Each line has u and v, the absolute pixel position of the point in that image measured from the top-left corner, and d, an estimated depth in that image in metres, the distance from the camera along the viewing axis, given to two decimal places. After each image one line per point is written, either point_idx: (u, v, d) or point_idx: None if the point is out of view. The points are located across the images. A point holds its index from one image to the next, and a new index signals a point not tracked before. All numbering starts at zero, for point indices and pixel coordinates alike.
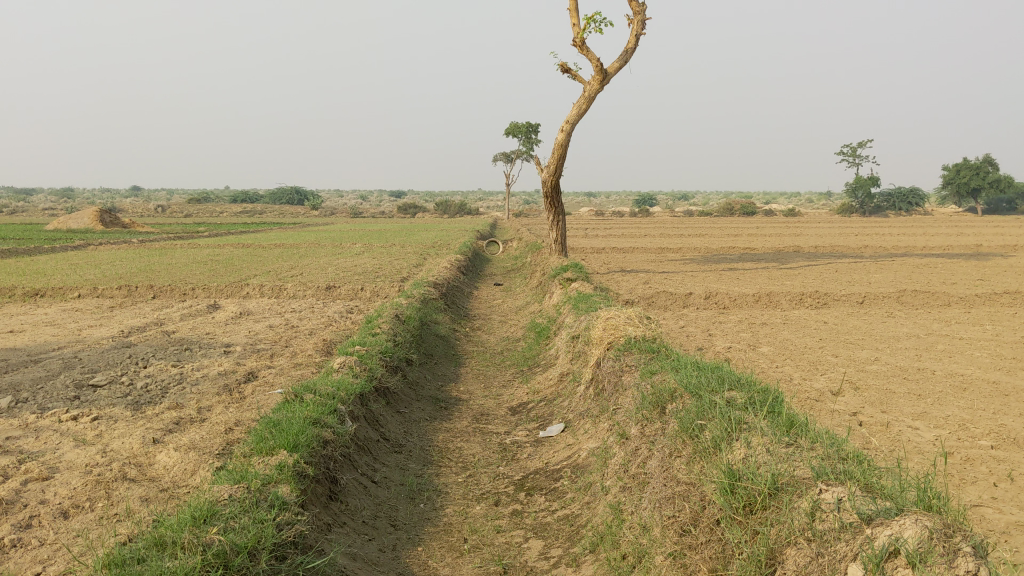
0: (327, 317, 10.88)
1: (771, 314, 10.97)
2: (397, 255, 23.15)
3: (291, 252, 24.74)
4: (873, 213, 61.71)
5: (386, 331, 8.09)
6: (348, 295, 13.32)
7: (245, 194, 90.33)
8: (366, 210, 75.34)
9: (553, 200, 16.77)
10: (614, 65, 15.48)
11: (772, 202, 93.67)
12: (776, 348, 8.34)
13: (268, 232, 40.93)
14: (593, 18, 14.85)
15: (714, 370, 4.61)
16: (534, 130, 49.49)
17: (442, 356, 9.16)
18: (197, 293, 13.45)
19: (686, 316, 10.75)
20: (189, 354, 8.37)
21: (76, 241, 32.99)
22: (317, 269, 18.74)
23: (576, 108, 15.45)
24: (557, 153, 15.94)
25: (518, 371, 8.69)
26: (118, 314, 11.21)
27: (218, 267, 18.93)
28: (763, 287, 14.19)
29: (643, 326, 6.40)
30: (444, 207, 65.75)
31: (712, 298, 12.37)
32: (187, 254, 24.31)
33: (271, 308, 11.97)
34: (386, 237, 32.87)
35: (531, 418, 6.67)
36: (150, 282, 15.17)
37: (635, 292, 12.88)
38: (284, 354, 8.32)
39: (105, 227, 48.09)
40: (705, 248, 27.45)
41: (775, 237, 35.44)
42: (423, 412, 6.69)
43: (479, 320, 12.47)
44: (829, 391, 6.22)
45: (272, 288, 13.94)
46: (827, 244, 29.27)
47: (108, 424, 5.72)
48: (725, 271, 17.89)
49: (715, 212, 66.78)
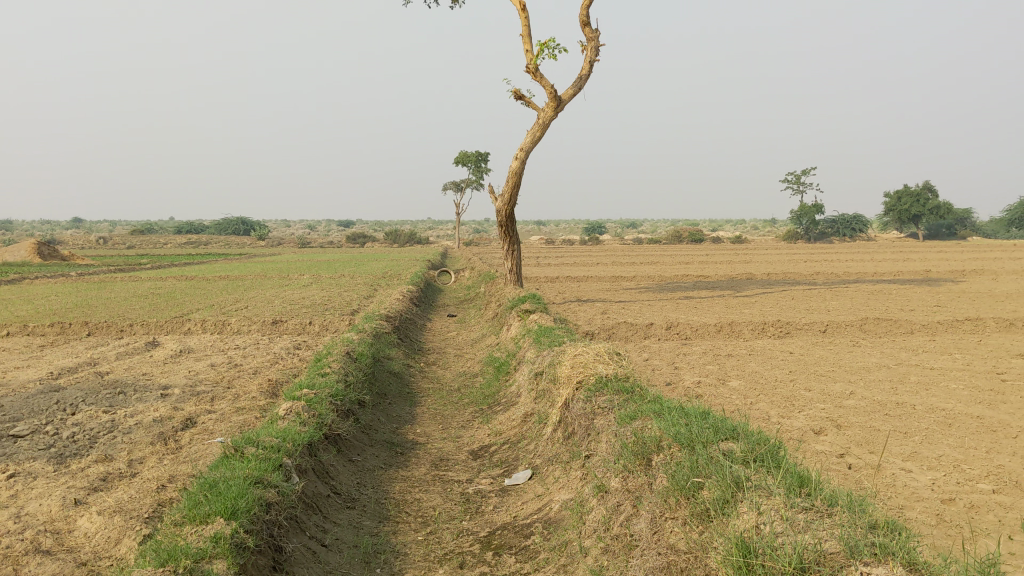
0: (273, 355, 10.31)
1: (736, 346, 10.65)
2: (347, 286, 22.60)
3: (236, 284, 24.04)
4: (819, 240, 62.48)
5: (337, 369, 7.58)
6: (295, 330, 12.75)
7: (190, 225, 88.73)
8: (315, 240, 74.48)
9: (507, 229, 16.39)
10: (568, 92, 15.20)
11: (720, 230, 94.57)
12: (747, 381, 7.98)
13: (213, 263, 40.08)
14: (546, 44, 14.57)
15: (701, 417, 4.20)
16: (484, 159, 49.40)
17: (396, 395, 8.65)
18: (135, 330, 12.78)
19: (650, 349, 10.37)
20: (122, 399, 7.76)
21: (12, 275, 31.82)
22: (264, 302, 18.10)
23: (530, 134, 15.13)
24: (512, 181, 15.59)
25: (477, 411, 8.21)
26: (48, 354, 10.53)
27: (160, 301, 18.19)
28: (724, 317, 13.91)
29: (614, 364, 6.00)
30: (394, 237, 65.26)
31: (673, 328, 12.03)
32: (127, 288, 23.46)
33: (214, 345, 11.36)
34: (335, 269, 32.22)
35: (494, 464, 6.20)
36: (85, 318, 14.42)
37: (595, 324, 12.51)
38: (225, 397, 7.75)
39: (43, 259, 46.71)
40: (659, 276, 27.33)
41: (726, 264, 35.52)
42: (377, 459, 6.19)
43: (434, 355, 11.98)
44: (811, 430, 5.86)
45: (216, 323, 13.33)
46: (780, 271, 29.29)
47: (24, 482, 5.13)
48: (682, 299, 17.64)
49: (663, 239, 67.11)
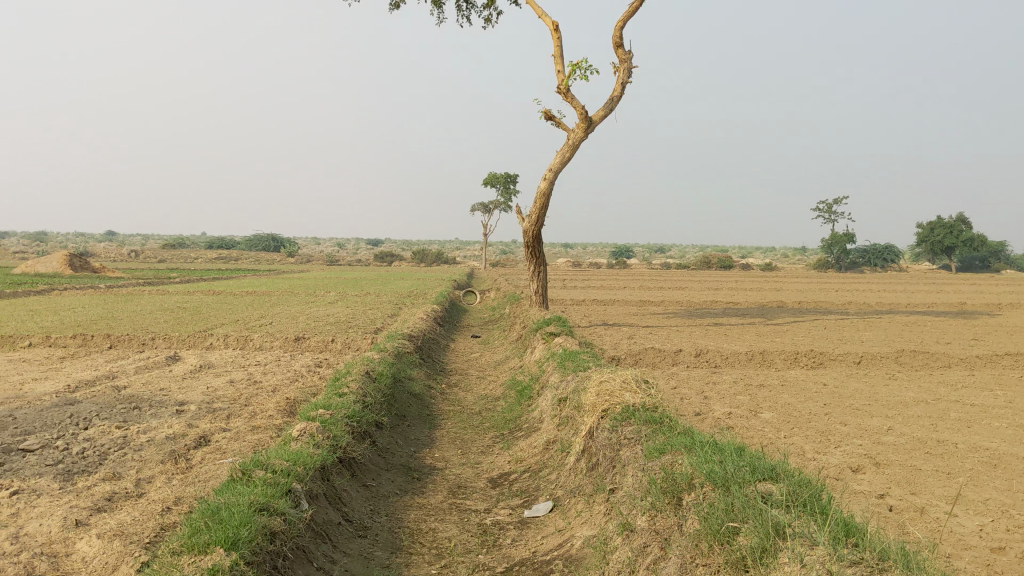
0: (294, 372, 10.14)
1: (767, 375, 10.34)
2: (372, 304, 22.48)
3: (262, 300, 23.99)
4: (849, 269, 61.79)
5: (355, 389, 7.37)
6: (318, 347, 12.58)
7: (220, 240, 89.32)
8: (343, 257, 74.76)
9: (534, 251, 16.18)
10: (600, 114, 15.01)
11: (750, 256, 93.87)
12: (779, 414, 7.70)
13: (240, 279, 40.21)
14: (578, 65, 14.41)
15: (735, 453, 3.95)
16: (513, 180, 49.36)
17: (416, 417, 8.43)
18: (157, 344, 12.68)
19: (678, 376, 10.10)
20: (136, 414, 7.58)
21: (41, 286, 32.04)
22: (288, 318, 17.99)
23: (559, 155, 14.93)
24: (540, 202, 15.39)
25: (498, 436, 7.97)
26: (66, 367, 10.41)
27: (185, 316, 18.13)
28: (755, 345, 13.59)
29: (642, 392, 5.74)
30: (421, 257, 65.30)
31: (702, 356, 11.74)
32: (153, 301, 23.47)
33: (234, 360, 11.21)
34: (361, 286, 32.15)
35: (514, 494, 5.95)
36: (108, 331, 14.35)
37: (622, 349, 12.25)
38: (241, 415, 7.56)
39: (74, 272, 47.07)
40: (687, 301, 26.99)
41: (756, 291, 35.07)
42: (393, 485, 5.96)
43: (456, 376, 11.76)
44: (848, 467, 5.57)
45: (237, 338, 13.20)
46: (811, 299, 28.84)
47: (27, 501, 4.95)
48: (711, 326, 17.32)
49: (692, 265, 66.68)
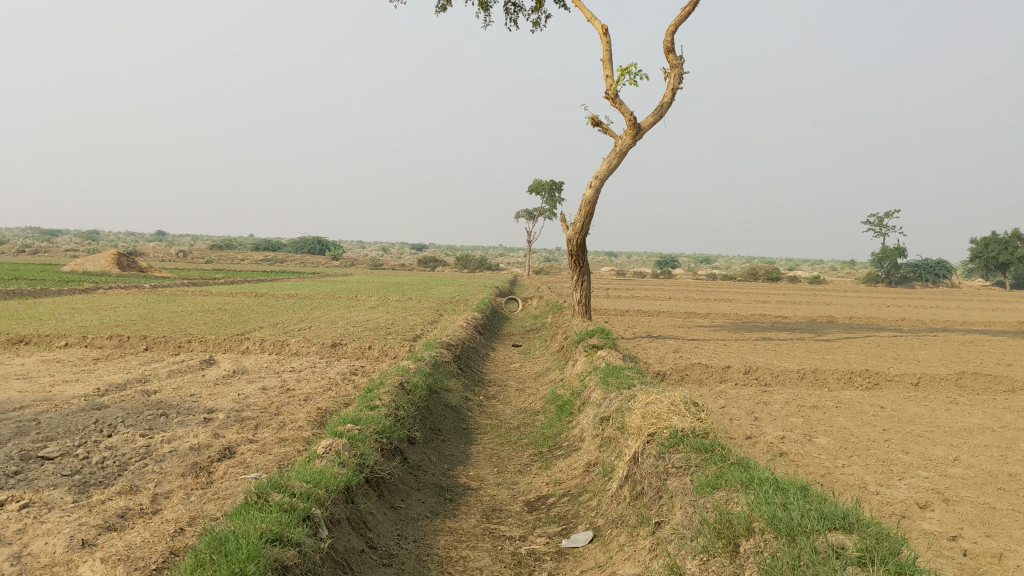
0: (328, 380, 9.87)
1: (820, 396, 9.86)
2: (413, 310, 22.24)
3: (303, 304, 23.88)
4: (900, 284, 60.46)
5: (387, 401, 7.05)
6: (355, 354, 12.32)
7: (267, 243, 90.04)
8: (387, 262, 74.85)
9: (578, 260, 15.80)
10: (649, 120, 14.61)
11: (798, 269, 92.42)
12: (835, 439, 7.25)
13: (283, 281, 40.34)
14: (627, 70, 14.02)
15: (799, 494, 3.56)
16: (558, 188, 49.05)
17: (451, 431, 8.10)
18: (193, 346, 12.51)
19: (726, 395, 9.66)
20: (162, 422, 7.34)
21: (87, 284, 32.31)
22: (327, 323, 17.79)
23: (606, 162, 14.56)
24: (585, 210, 15.02)
25: (536, 454, 7.61)
26: (99, 369, 10.24)
27: (224, 318, 18.01)
28: (806, 362, 13.07)
29: (691, 415, 5.34)
30: (464, 263, 65.21)
31: (751, 373, 11.28)
32: (195, 302, 23.47)
33: (269, 366, 10.97)
34: (402, 292, 31.98)
35: (551, 520, 5.58)
36: (146, 332, 14.24)
37: (667, 364, 11.82)
38: (269, 425, 7.28)
39: (121, 270, 47.57)
40: (734, 314, 26.40)
41: (804, 305, 34.29)
42: (422, 507, 5.62)
43: (495, 387, 11.42)
44: (915, 503, 5.13)
45: (274, 343, 13.00)
46: (861, 315, 28.09)
47: (36, 516, 4.69)
48: (759, 341, 16.80)
49: (738, 276, 65.73)
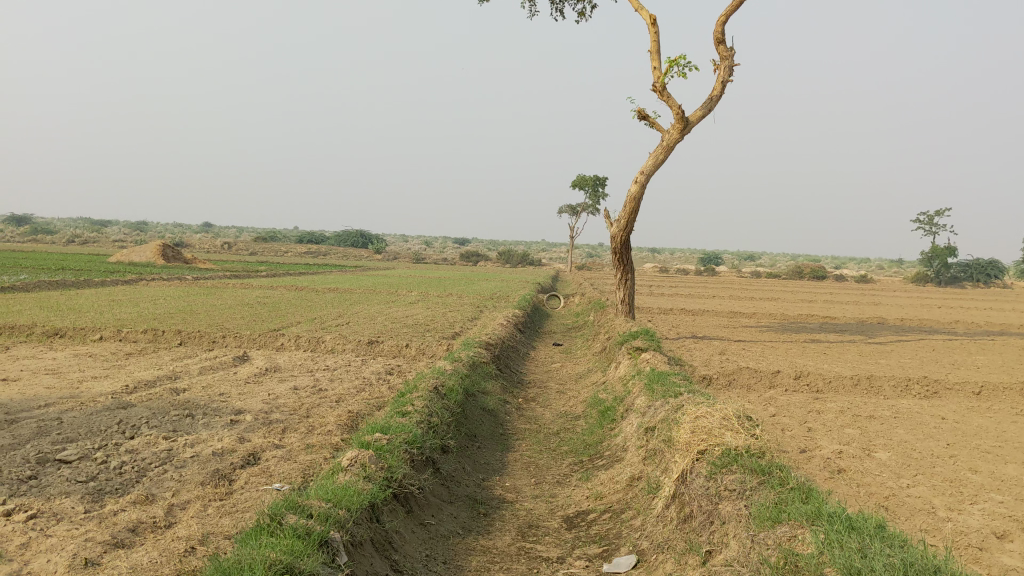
0: (362, 380, 9.57)
1: (877, 405, 9.35)
2: (453, 306, 21.95)
3: (343, 298, 23.69)
4: (951, 284, 59.00)
5: (420, 406, 6.71)
6: (391, 352, 12.02)
7: (312, 236, 90.52)
8: (430, 256, 74.66)
9: (621, 258, 15.36)
10: (697, 114, 14.13)
11: (845, 267, 90.78)
12: (897, 455, 6.76)
13: (325, 274, 40.34)
14: (676, 61, 13.55)
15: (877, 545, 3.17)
16: (602, 183, 48.54)
17: (487, 437, 7.74)
18: (227, 342, 12.29)
19: (777, 403, 9.19)
20: (187, 423, 7.07)
21: (131, 276, 32.47)
22: (365, 318, 17.54)
23: (652, 157, 14.10)
24: (629, 206, 14.58)
25: (577, 463, 7.23)
26: (131, 364, 10.04)
27: (262, 312, 17.84)
28: (859, 368, 12.53)
29: (746, 432, 4.91)
30: (506, 258, 64.91)
31: (802, 378, 10.78)
32: (235, 295, 23.36)
33: (303, 363, 10.70)
34: (444, 287, 31.71)
35: (592, 540, 5.19)
36: (182, 326, 14.07)
37: (714, 367, 11.36)
38: (298, 428, 6.97)
39: (166, 262, 47.93)
40: (781, 314, 25.75)
41: (852, 305, 33.43)
42: (453, 522, 5.26)
43: (534, 389, 11.05)
44: (992, 533, 4.67)
45: (310, 339, 12.74)
46: (912, 316, 27.27)
47: (42, 529, 4.40)
48: (809, 343, 16.23)
49: (783, 274, 64.64)
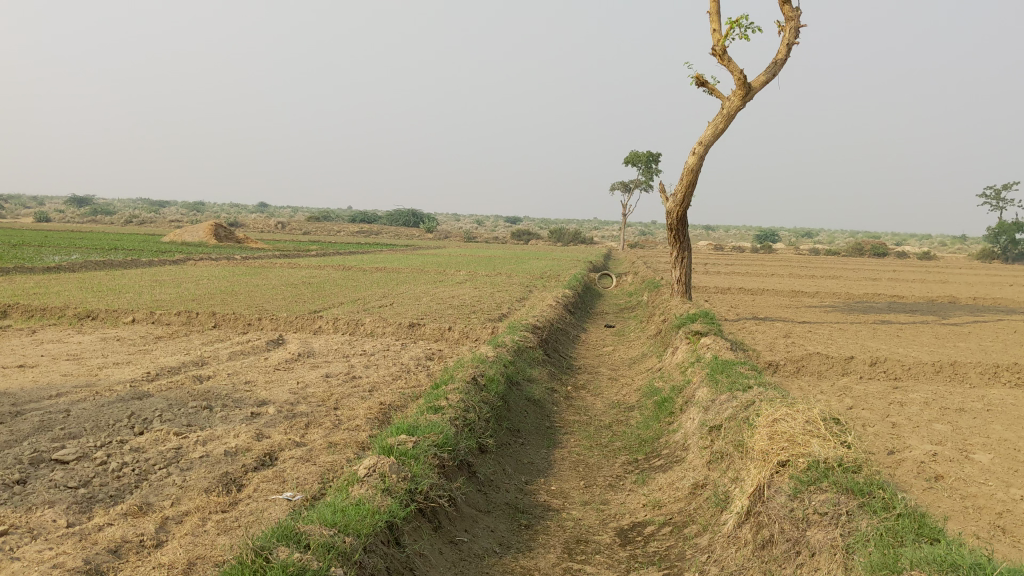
0: (400, 367, 8.91)
1: (966, 396, 8.45)
2: (502, 285, 21.27)
3: (390, 278, 23.13)
4: (1019, 260, 56.76)
5: (455, 400, 6.01)
6: (433, 336, 11.35)
7: (363, 215, 90.46)
8: (481, 234, 74.02)
9: (678, 234, 14.51)
10: (760, 80, 13.21)
11: (907, 243, 88.15)
12: (1000, 457, 5.91)
13: (375, 253, 39.92)
14: (737, 22, 12.65)
15: None
16: (655, 158, 47.44)
17: (532, 433, 7.01)
18: (263, 325, 11.72)
19: (853, 394, 8.33)
20: (204, 417, 6.46)
21: (181, 256, 32.34)
22: (410, 298, 16.93)
23: (711, 127, 13.22)
24: (686, 179, 13.71)
25: (632, 462, 6.48)
26: (158, 349, 9.50)
27: (305, 292, 17.31)
28: (938, 353, 11.57)
29: (835, 440, 4.13)
30: (558, 236, 64.09)
31: (878, 365, 9.90)
32: (281, 275, 22.86)
33: (339, 348, 10.08)
34: (493, 266, 31.01)
35: (651, 562, 4.43)
36: (219, 308, 13.56)
37: (780, 352, 10.52)
38: (322, 423, 6.31)
39: (219, 242, 47.95)
40: (844, 293, 24.63)
41: (919, 283, 31.98)
42: (488, 538, 4.54)
43: (585, 376, 10.31)
44: None
45: (349, 320, 12.13)
46: (985, 295, 25.93)
47: (11, 549, 3.79)
48: (879, 325, 15.24)
49: (842, 251, 62.84)
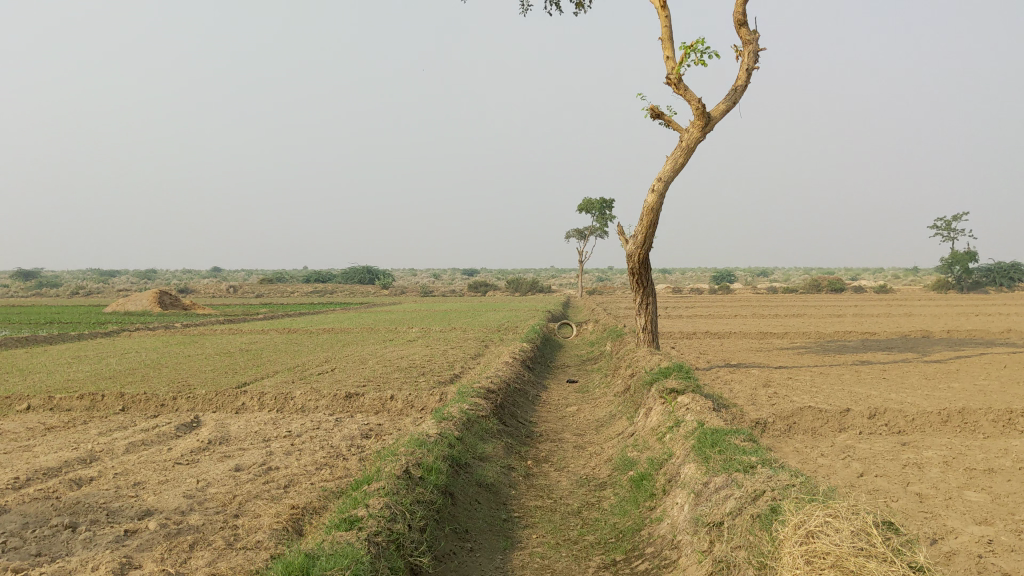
0: (328, 451, 7.54)
1: (986, 451, 7.29)
2: (456, 342, 19.95)
3: (336, 340, 21.73)
4: (973, 289, 56.76)
5: (378, 507, 4.70)
6: (373, 408, 9.98)
7: (318, 274, 88.83)
8: (435, 288, 72.82)
9: (640, 279, 13.34)
10: (720, 108, 12.21)
11: (860, 278, 88.51)
12: None
13: (326, 314, 38.44)
14: (692, 47, 11.68)
15: None
16: (610, 205, 46.80)
17: (483, 533, 5.68)
18: (178, 405, 10.24)
19: (859, 456, 7.12)
20: (61, 542, 5.04)
21: (117, 326, 30.54)
22: (354, 363, 15.52)
23: (670, 161, 12.15)
24: (646, 219, 12.62)
25: (608, 566, 5.18)
26: (41, 445, 7.99)
27: (239, 362, 15.82)
28: (935, 397, 10.44)
29: (902, 565, 2.95)
30: (516, 286, 63.01)
31: (877, 417, 8.75)
32: (219, 343, 21.28)
33: (260, 429, 8.67)
34: (449, 321, 29.72)
35: None
36: (132, 387, 12.02)
37: (766, 408, 9.33)
38: (213, 543, 4.94)
39: (164, 310, 46.01)
40: (814, 332, 23.67)
41: (886, 317, 31.26)
42: None
43: (547, 445, 9.00)
44: None
45: (277, 393, 10.69)
46: (954, 326, 25.21)
47: None
48: (861, 367, 14.17)
49: (800, 288, 62.62)
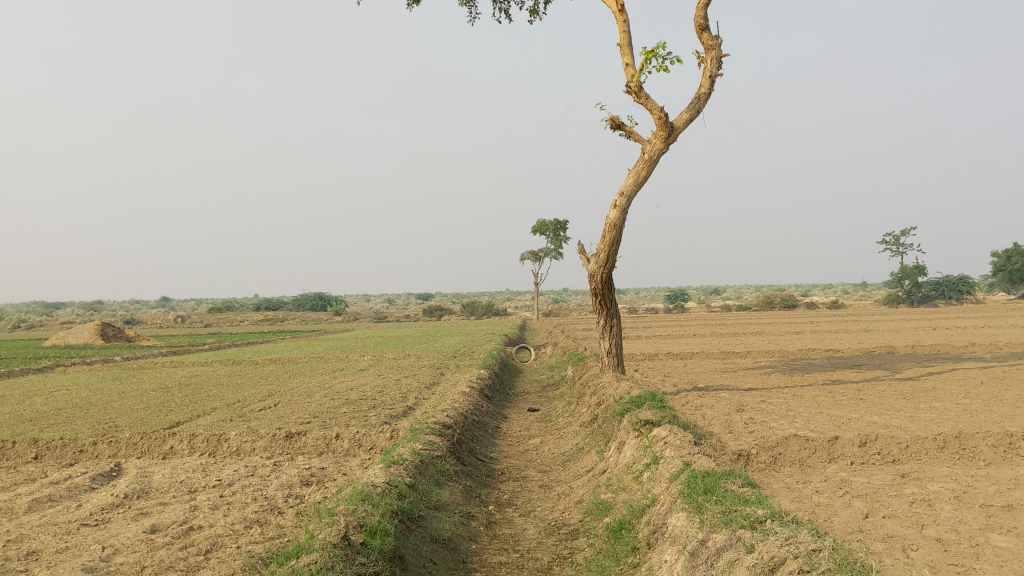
0: (262, 504, 6.62)
1: (997, 482, 6.57)
2: (409, 370, 19.00)
3: (284, 371, 20.65)
4: (923, 303, 57.06)
5: None
6: (317, 448, 9.05)
7: (269, 302, 87.06)
8: (389, 314, 71.66)
9: (603, 301, 12.56)
10: (683, 117, 11.54)
11: (810, 296, 89.03)
12: None
13: (276, 342, 37.23)
14: (653, 53, 11.01)
15: None
16: (564, 226, 46.22)
17: None
18: (97, 451, 9.21)
19: (859, 493, 6.38)
20: None
21: (53, 362, 28.97)
22: (301, 396, 14.53)
23: (632, 173, 11.44)
24: (608, 235, 11.87)
25: None
26: None
27: (176, 398, 14.74)
28: (921, 419, 9.78)
29: None
30: (471, 309, 62.01)
31: (867, 444, 8.04)
32: (158, 378, 20.05)
33: (187, 478, 7.71)
34: (403, 347, 28.72)
35: None
36: (51, 430, 10.93)
37: (746, 437, 8.57)
38: None
39: (106, 342, 44.20)
40: (776, 350, 23.14)
41: (845, 333, 30.95)
42: None
43: (510, 486, 8.14)
44: None
45: (211, 435, 9.70)
46: (914, 341, 24.84)
47: None
48: (833, 387, 13.53)
49: (754, 306, 62.54)
